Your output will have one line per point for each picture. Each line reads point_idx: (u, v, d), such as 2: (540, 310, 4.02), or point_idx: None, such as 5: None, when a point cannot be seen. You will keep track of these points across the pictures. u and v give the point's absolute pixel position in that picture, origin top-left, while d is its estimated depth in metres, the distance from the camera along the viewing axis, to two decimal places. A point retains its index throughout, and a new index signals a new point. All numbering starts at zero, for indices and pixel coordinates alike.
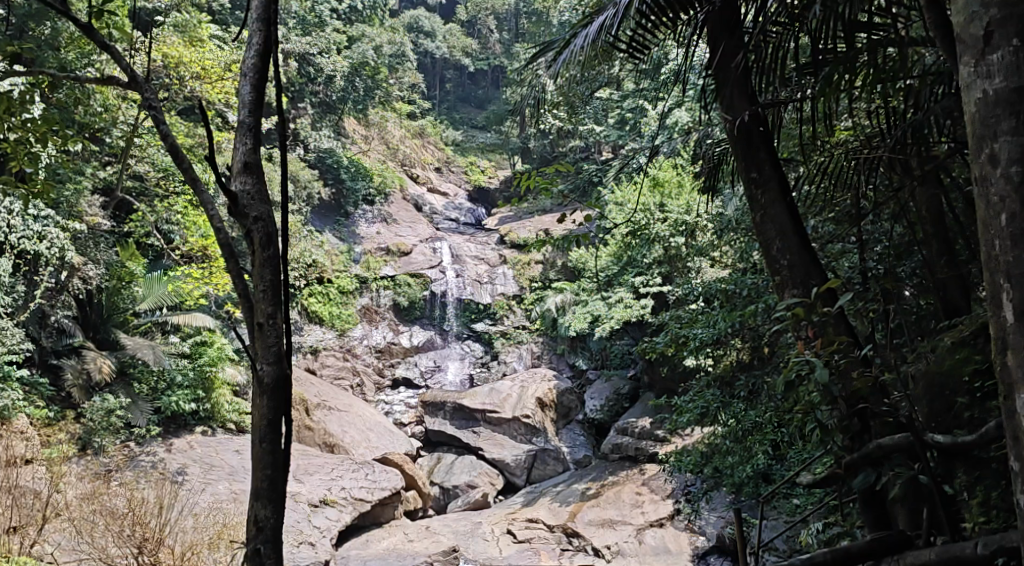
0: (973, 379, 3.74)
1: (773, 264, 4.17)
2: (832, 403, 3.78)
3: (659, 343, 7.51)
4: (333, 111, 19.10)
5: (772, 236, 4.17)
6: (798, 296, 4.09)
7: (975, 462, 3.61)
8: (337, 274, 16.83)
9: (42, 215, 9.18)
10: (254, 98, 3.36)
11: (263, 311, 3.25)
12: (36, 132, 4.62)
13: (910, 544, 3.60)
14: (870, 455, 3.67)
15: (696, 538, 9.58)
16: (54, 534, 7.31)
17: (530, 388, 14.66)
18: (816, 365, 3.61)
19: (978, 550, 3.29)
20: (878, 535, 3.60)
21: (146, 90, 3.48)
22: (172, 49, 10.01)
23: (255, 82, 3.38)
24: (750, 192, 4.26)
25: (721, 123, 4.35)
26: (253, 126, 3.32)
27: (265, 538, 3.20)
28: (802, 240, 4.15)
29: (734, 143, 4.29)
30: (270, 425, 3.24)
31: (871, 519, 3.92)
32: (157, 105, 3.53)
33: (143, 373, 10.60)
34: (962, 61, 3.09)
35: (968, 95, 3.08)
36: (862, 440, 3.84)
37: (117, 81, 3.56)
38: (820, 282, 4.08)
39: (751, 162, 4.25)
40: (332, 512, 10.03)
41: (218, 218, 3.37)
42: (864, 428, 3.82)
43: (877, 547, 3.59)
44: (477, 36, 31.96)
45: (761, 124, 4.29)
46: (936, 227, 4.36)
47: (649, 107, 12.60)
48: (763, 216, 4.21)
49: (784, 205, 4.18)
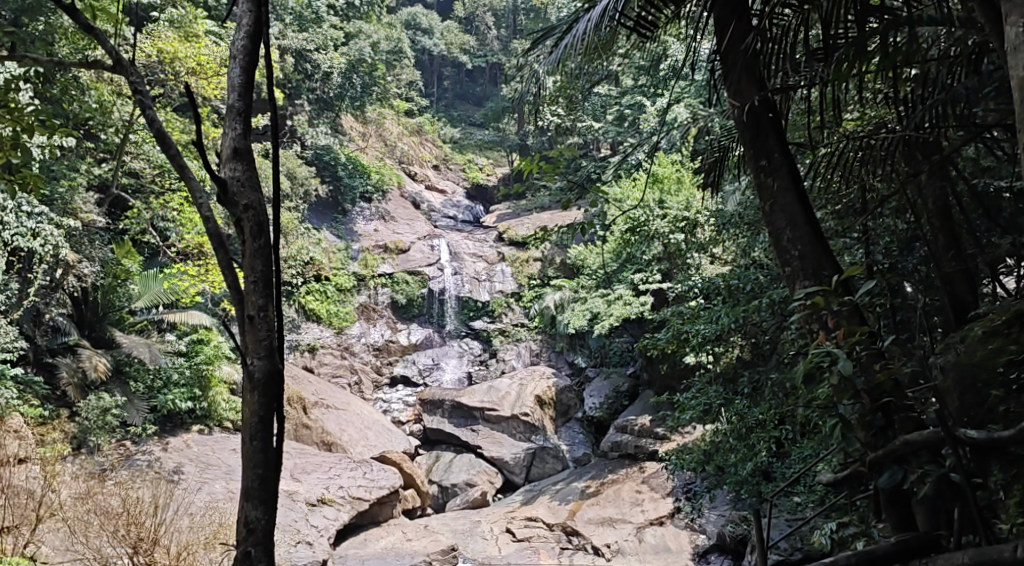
0: (1007, 370, 3.50)
1: (783, 255, 4.03)
2: (854, 395, 3.63)
3: (661, 339, 7.44)
4: (330, 108, 18.93)
5: (782, 226, 4.02)
6: (810, 288, 3.95)
7: (1012, 458, 3.33)
8: (334, 272, 16.74)
9: (36, 212, 9.02)
10: (243, 81, 3.28)
11: (255, 304, 3.16)
12: (23, 122, 4.48)
13: (936, 547, 3.41)
14: (895, 452, 3.46)
15: (697, 536, 9.49)
16: (47, 534, 7.19)
17: (529, 385, 14.57)
18: (838, 357, 3.48)
19: (1017, 554, 3.08)
20: (903, 537, 3.41)
21: (132, 73, 3.37)
22: (167, 44, 9.97)
23: (244, 64, 3.29)
24: (760, 180, 4.11)
25: (730, 109, 4.20)
26: (242, 111, 3.24)
27: (256, 540, 3.11)
28: (815, 231, 3.99)
29: (741, 131, 4.15)
30: (261, 421, 3.15)
31: (894, 520, 3.72)
32: (143, 88, 3.42)
33: (139, 371, 10.57)
34: (1010, 21, 2.90)
35: (1015, 58, 2.88)
36: (887, 436, 3.60)
37: (101, 65, 3.45)
38: (832, 273, 3.94)
39: (760, 149, 4.10)
40: (330, 511, 9.96)
41: (207, 207, 3.27)
42: (888, 422, 3.60)
43: (903, 550, 3.39)
44: (475, 32, 31.89)
45: (770, 109, 4.15)
46: (943, 220, 4.21)
47: (649, 102, 12.51)
48: (773, 207, 4.07)
49: (795, 193, 4.03)
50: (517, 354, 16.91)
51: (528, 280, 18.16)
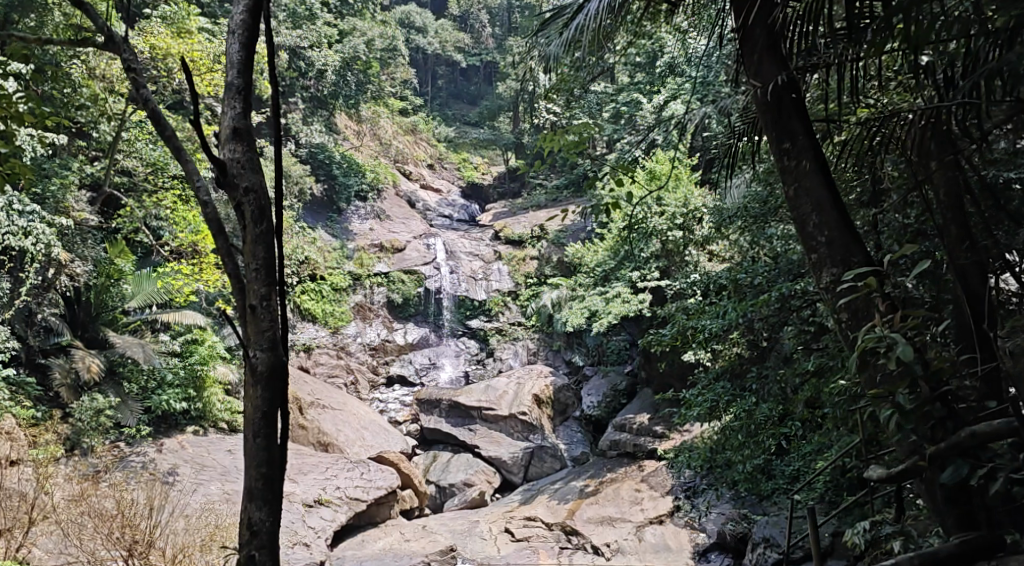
0: None
1: (809, 241, 3.86)
2: (911, 383, 3.33)
3: (665, 335, 7.14)
4: (324, 106, 18.80)
5: (808, 211, 3.87)
6: (837, 275, 3.79)
7: None
8: (329, 271, 16.64)
9: (28, 211, 8.83)
10: (243, 58, 3.19)
11: (256, 293, 3.08)
12: (13, 112, 4.33)
13: (998, 545, 3.20)
14: (960, 445, 3.21)
15: (697, 535, 9.40)
16: (41, 537, 7.03)
17: (526, 384, 14.51)
18: (896, 342, 3.21)
19: None
20: (967, 538, 3.17)
21: (123, 50, 3.27)
22: (159, 40, 9.83)
23: (243, 40, 3.21)
24: (783, 163, 3.95)
25: (749, 89, 4.03)
26: (242, 89, 3.15)
27: (260, 542, 3.02)
28: (843, 216, 3.84)
29: (763, 112, 3.98)
30: (265, 418, 3.06)
31: (954, 518, 3.38)
32: (136, 65, 3.31)
33: (132, 372, 10.36)
34: None
35: None
36: (948, 427, 3.31)
37: (92, 41, 3.35)
38: (862, 259, 3.77)
39: (783, 131, 3.94)
40: (327, 512, 9.83)
41: (205, 191, 3.17)
42: (948, 413, 3.30)
43: (967, 550, 3.16)
44: (469, 30, 31.81)
45: (793, 91, 3.98)
46: (956, 212, 3.95)
47: (647, 98, 12.42)
48: (798, 191, 3.91)
49: (821, 176, 3.88)
50: (514, 353, 16.87)
51: (525, 279, 18.09)
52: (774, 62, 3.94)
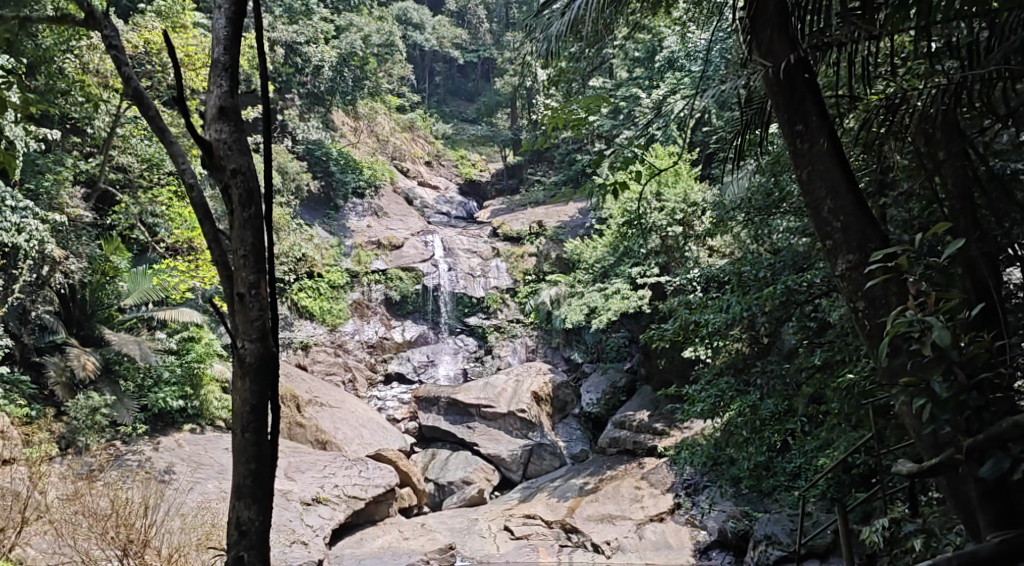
0: None
1: (824, 227, 3.76)
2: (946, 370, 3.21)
3: (667, 329, 7.06)
4: (321, 103, 18.70)
5: (822, 195, 3.77)
6: (854, 262, 3.68)
7: None
8: (326, 268, 16.55)
9: (21, 207, 8.67)
10: (229, 34, 3.14)
11: (245, 280, 3.02)
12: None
13: None
14: (1005, 434, 3.01)
15: (698, 532, 9.35)
16: (34, 537, 6.92)
17: (524, 382, 14.45)
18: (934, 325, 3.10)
19: None
20: (1008, 536, 2.94)
21: (105, 27, 3.19)
22: (154, 35, 9.79)
23: (231, 17, 3.15)
24: (795, 145, 3.85)
25: (758, 71, 3.94)
26: (229, 67, 3.10)
27: (249, 543, 2.94)
28: (857, 199, 3.74)
29: (773, 93, 3.88)
30: (254, 411, 3.00)
31: (990, 516, 3.27)
32: (120, 43, 3.22)
33: (129, 370, 10.27)
34: None
35: None
36: (982, 421, 3.19)
37: (73, 19, 3.26)
38: (879, 245, 3.67)
39: (795, 113, 3.84)
40: (324, 510, 9.75)
41: (191, 174, 3.09)
42: (984, 403, 3.18)
43: (1008, 550, 2.93)
44: (467, 27, 31.73)
45: (805, 70, 3.87)
46: (964, 202, 3.83)
47: (643, 93, 12.33)
48: (811, 174, 3.80)
49: (834, 160, 3.77)
50: (513, 350, 16.87)
51: (524, 276, 18.03)
52: (782, 41, 3.85)
